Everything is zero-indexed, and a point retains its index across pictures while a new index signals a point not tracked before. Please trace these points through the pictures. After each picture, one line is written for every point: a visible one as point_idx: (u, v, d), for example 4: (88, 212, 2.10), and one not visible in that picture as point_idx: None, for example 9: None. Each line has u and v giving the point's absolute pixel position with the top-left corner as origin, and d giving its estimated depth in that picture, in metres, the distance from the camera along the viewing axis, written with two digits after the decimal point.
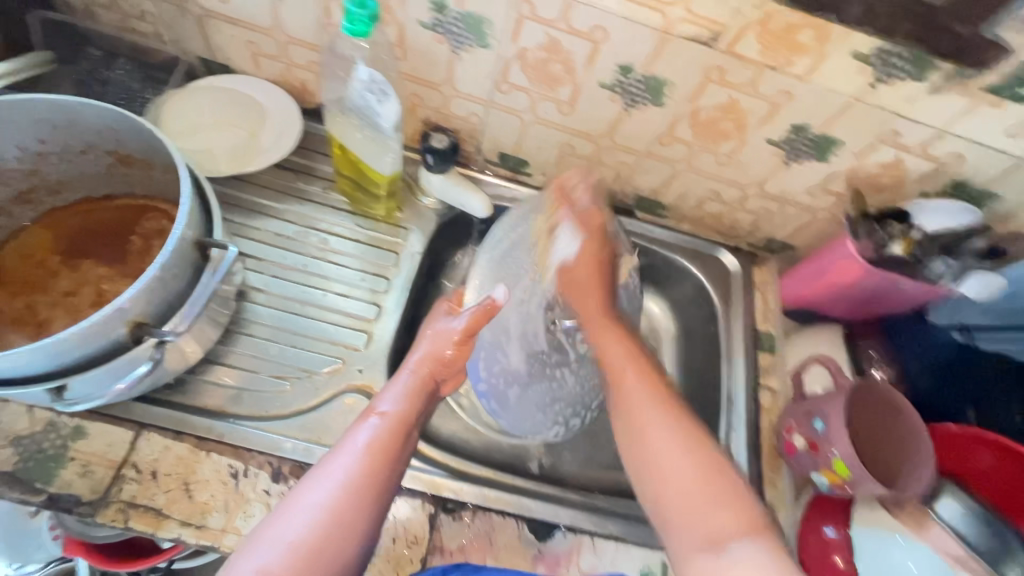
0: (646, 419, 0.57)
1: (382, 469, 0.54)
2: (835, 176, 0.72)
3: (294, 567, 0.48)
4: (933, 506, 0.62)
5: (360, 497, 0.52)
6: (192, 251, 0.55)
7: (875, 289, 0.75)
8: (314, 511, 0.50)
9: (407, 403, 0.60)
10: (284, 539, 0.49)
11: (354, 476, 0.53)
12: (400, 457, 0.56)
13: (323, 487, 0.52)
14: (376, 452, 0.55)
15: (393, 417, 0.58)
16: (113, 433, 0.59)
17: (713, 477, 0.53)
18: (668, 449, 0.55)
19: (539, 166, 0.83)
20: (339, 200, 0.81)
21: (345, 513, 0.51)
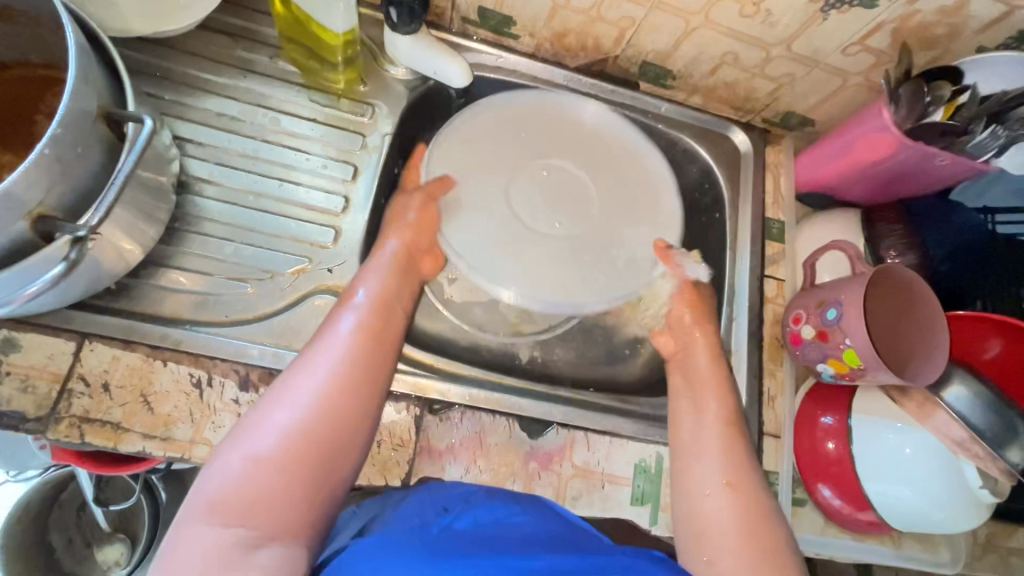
0: (710, 489, 0.54)
1: (365, 356, 0.54)
2: (880, 29, 0.61)
3: (283, 454, 0.46)
4: (940, 395, 0.59)
5: (349, 379, 0.52)
6: (96, 126, 0.44)
7: (908, 164, 0.66)
8: (305, 397, 0.49)
9: (379, 291, 0.59)
10: (277, 421, 0.48)
11: (342, 355, 0.53)
12: (383, 347, 0.56)
13: (310, 376, 0.51)
14: (358, 338, 0.54)
15: (371, 312, 0.57)
16: (51, 344, 0.52)
17: (747, 515, 0.52)
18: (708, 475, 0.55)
19: (527, 27, 0.70)
20: (288, 70, 0.68)
21: (344, 394, 0.51)
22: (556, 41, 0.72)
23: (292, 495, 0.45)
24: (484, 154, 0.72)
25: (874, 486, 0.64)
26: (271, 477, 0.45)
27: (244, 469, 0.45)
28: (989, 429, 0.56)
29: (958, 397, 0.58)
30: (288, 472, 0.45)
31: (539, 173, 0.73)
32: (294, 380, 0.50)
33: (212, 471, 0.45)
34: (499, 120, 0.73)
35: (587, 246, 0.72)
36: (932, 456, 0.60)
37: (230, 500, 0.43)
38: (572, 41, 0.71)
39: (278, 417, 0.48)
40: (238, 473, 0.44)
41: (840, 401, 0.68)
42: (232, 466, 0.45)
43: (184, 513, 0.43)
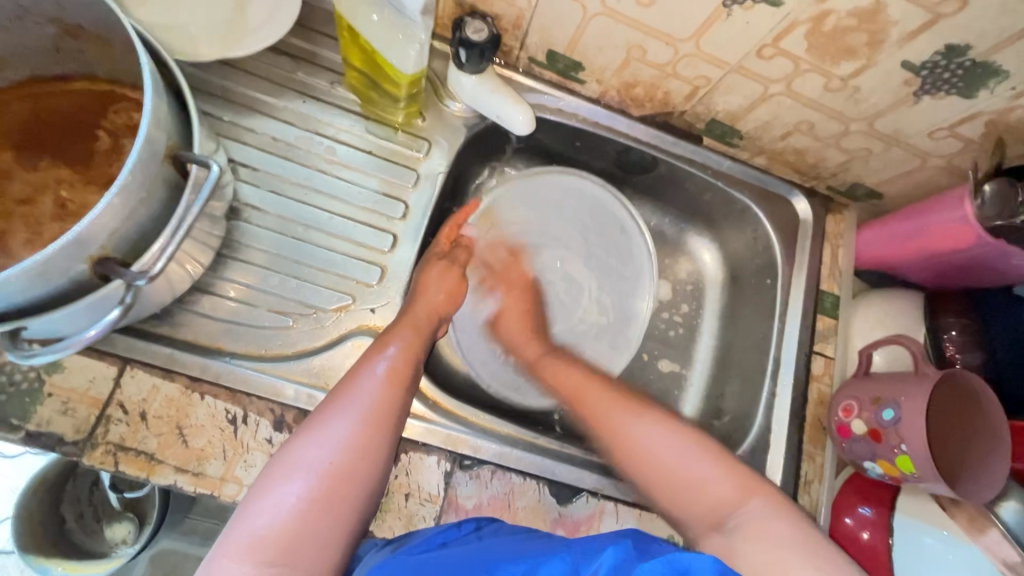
0: (667, 465, 0.55)
1: (397, 395, 0.53)
2: (973, 119, 0.57)
3: (319, 497, 0.45)
4: (996, 510, 0.58)
5: (382, 419, 0.51)
6: (162, 167, 0.43)
7: (982, 258, 0.63)
8: (341, 440, 0.48)
9: (410, 332, 0.58)
10: (314, 461, 0.47)
11: (375, 396, 0.51)
12: (413, 387, 0.55)
13: (344, 417, 0.50)
14: (391, 379, 0.53)
15: (406, 350, 0.56)
16: (93, 367, 0.52)
17: (704, 453, 0.55)
18: (664, 446, 0.56)
19: (596, 74, 0.67)
20: (347, 98, 0.66)
21: (376, 435, 0.50)
22: (623, 90, 0.69)
23: (328, 537, 0.45)
24: (498, 248, 0.76)
25: None
26: (308, 519, 0.44)
27: (284, 510, 0.44)
28: None
29: (1013, 514, 0.58)
30: (326, 516, 0.45)
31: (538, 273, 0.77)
32: (330, 421, 0.49)
33: (254, 508, 0.44)
34: (522, 216, 0.77)
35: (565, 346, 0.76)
36: (972, 566, 0.58)
37: (272, 539, 0.43)
38: (640, 91, 0.68)
39: (315, 457, 0.47)
40: (280, 516, 0.44)
41: (879, 494, 0.65)
42: (272, 508, 0.44)
43: (219, 549, 0.42)
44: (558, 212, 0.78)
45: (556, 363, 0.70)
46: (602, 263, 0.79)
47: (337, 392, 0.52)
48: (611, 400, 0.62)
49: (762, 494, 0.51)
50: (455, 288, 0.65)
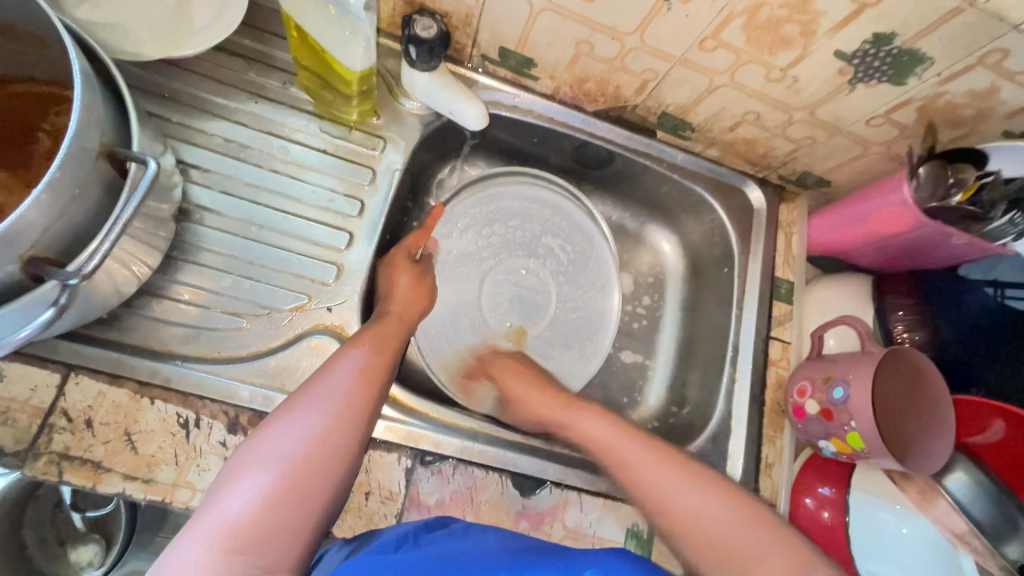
0: (687, 512, 0.50)
1: (369, 392, 0.52)
2: (906, 105, 0.59)
3: (289, 487, 0.44)
4: (943, 483, 0.60)
5: (354, 412, 0.50)
6: (97, 165, 0.42)
7: (923, 241, 0.66)
8: (311, 432, 0.47)
9: (382, 331, 0.58)
10: (281, 451, 0.45)
11: (347, 390, 0.51)
12: (386, 383, 0.54)
13: (313, 409, 0.48)
14: (364, 376, 0.52)
15: (381, 348, 0.56)
16: (35, 375, 0.51)
17: (736, 508, 0.49)
18: (703, 510, 0.49)
19: (548, 70, 0.68)
20: (301, 98, 0.66)
21: (348, 428, 0.49)
22: (576, 86, 0.70)
23: (298, 528, 0.43)
24: (466, 251, 0.77)
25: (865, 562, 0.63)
26: (276, 510, 0.43)
27: (250, 500, 0.43)
28: (990, 524, 0.57)
29: (959, 486, 0.59)
30: (297, 504, 0.44)
31: (503, 274, 0.78)
32: (299, 413, 0.48)
33: (220, 501, 0.43)
34: (488, 218, 0.78)
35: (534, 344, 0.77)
36: (922, 537, 0.61)
37: (238, 530, 0.41)
38: (592, 86, 0.69)
39: (285, 446, 0.46)
40: (246, 506, 0.42)
41: (837, 474, 0.67)
42: (238, 497, 0.43)
43: (182, 538, 0.41)
44: (523, 216, 0.80)
45: (581, 413, 0.61)
46: (570, 263, 0.81)
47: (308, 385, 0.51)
48: (637, 448, 0.56)
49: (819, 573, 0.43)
50: (417, 286, 0.64)
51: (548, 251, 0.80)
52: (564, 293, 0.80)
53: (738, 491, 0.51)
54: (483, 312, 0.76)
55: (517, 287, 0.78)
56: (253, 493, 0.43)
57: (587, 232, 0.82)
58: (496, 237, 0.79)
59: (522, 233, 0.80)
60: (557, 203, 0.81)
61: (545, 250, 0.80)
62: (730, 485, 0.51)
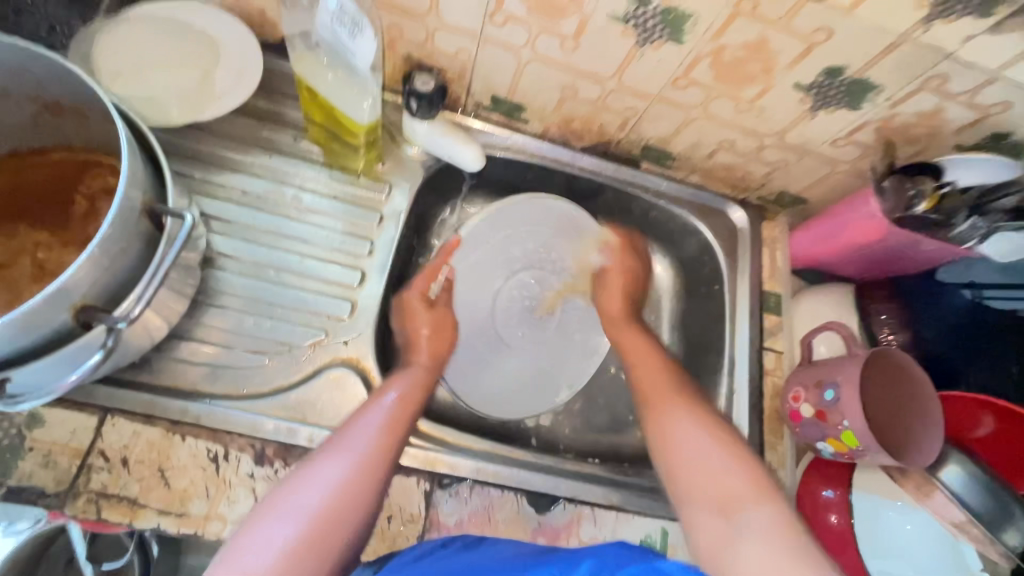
0: (681, 450, 0.58)
1: (393, 443, 0.55)
2: (865, 127, 0.65)
3: (313, 540, 0.47)
4: (938, 475, 0.62)
5: (376, 466, 0.52)
6: (140, 221, 0.47)
7: (896, 249, 0.71)
8: (335, 484, 0.50)
9: (408, 388, 0.61)
10: (304, 504, 0.49)
11: (372, 445, 0.54)
12: (406, 434, 0.57)
13: (338, 461, 0.52)
14: (387, 428, 0.56)
15: (405, 399, 0.60)
16: (74, 419, 0.54)
17: (724, 445, 0.57)
18: (700, 449, 0.57)
19: (537, 112, 0.74)
20: (312, 150, 0.72)
21: (370, 482, 0.51)
22: (564, 125, 0.76)
23: None
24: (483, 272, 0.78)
25: (875, 562, 0.65)
26: (296, 561, 0.46)
27: (273, 550, 0.46)
28: (987, 513, 0.59)
29: (956, 477, 0.61)
30: (318, 557, 0.47)
31: (516, 287, 0.80)
32: (323, 464, 0.51)
33: (242, 548, 0.46)
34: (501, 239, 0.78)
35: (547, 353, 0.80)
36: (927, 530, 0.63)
37: None
38: (579, 125, 0.76)
39: (311, 498, 0.49)
40: (268, 556, 0.45)
41: (839, 475, 0.70)
42: (261, 547, 0.46)
43: None
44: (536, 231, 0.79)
45: (626, 328, 0.75)
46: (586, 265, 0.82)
47: (334, 438, 0.55)
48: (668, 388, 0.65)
49: (770, 497, 0.51)
50: (440, 323, 0.71)
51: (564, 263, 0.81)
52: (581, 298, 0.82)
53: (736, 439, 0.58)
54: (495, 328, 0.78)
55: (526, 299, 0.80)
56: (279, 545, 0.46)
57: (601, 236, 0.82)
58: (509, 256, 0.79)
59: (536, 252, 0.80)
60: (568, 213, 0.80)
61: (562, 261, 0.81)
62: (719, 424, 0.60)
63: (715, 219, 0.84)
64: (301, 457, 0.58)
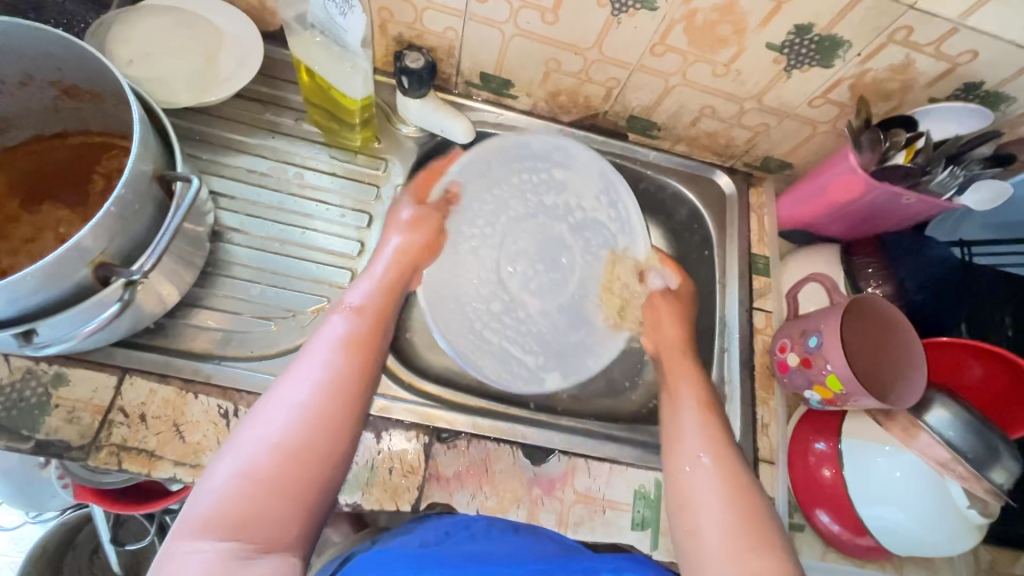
0: (691, 504, 0.55)
1: (359, 361, 0.54)
2: (839, 84, 0.67)
3: (280, 466, 0.46)
4: (924, 418, 0.62)
5: (342, 391, 0.51)
6: (151, 185, 0.51)
7: (878, 203, 0.72)
8: (304, 409, 0.49)
9: (369, 305, 0.61)
10: (266, 435, 0.48)
11: (324, 369, 0.52)
12: (371, 355, 0.56)
13: (304, 386, 0.51)
14: (343, 349, 0.55)
15: (358, 317, 0.59)
16: (95, 379, 0.58)
17: (736, 509, 0.53)
18: (706, 503, 0.55)
19: (524, 88, 0.77)
20: (311, 131, 0.76)
21: (333, 407, 0.50)
22: (551, 100, 0.79)
23: (283, 513, 0.45)
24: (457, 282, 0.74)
25: (869, 510, 0.66)
26: (263, 492, 0.45)
27: (235, 480, 0.45)
28: (972, 450, 0.60)
29: (940, 419, 0.61)
30: (273, 493, 0.45)
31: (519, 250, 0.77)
32: (283, 389, 0.51)
33: (210, 482, 0.45)
34: (516, 344, 0.74)
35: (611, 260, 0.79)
36: (918, 476, 0.63)
37: (225, 515, 0.43)
38: (565, 99, 0.79)
39: (278, 425, 0.48)
40: (230, 490, 0.45)
41: (829, 427, 0.71)
42: (226, 476, 0.45)
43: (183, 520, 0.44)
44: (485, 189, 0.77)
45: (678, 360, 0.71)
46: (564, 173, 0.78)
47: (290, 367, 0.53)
48: (714, 438, 0.60)
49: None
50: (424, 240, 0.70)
51: (535, 195, 0.78)
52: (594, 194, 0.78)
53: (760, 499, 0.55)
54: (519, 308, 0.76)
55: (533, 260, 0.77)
56: (231, 476, 0.45)
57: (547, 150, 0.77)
58: (494, 319, 0.75)
59: (529, 193, 0.78)
60: (487, 159, 0.75)
61: (532, 196, 0.78)
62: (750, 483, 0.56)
63: (703, 187, 0.86)
64: None
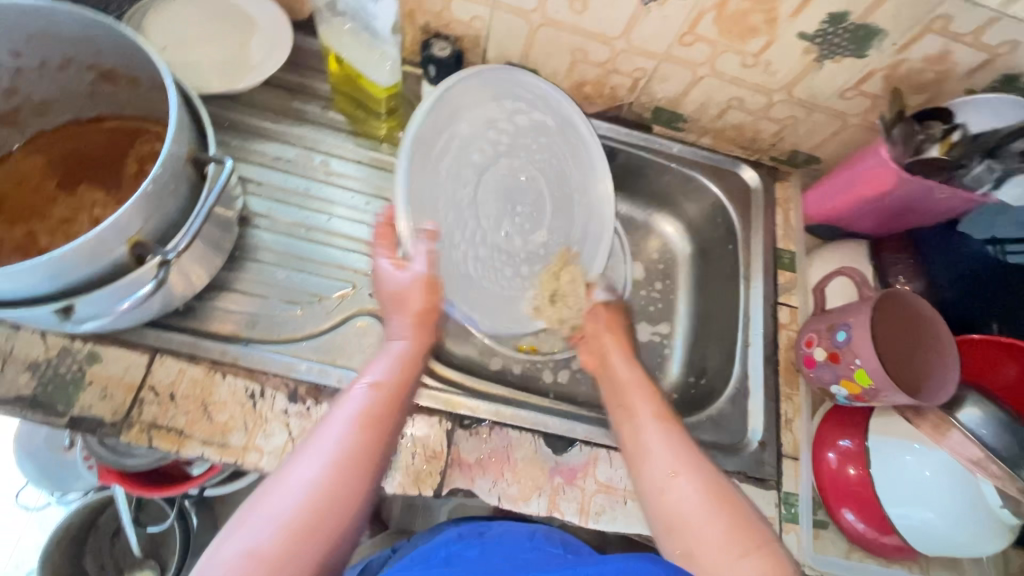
0: (670, 515, 0.51)
1: (373, 442, 0.48)
2: (872, 76, 0.66)
3: (280, 551, 0.40)
4: (956, 416, 0.60)
5: (364, 465, 0.46)
6: (186, 167, 0.52)
7: (909, 198, 0.71)
8: (313, 489, 0.44)
9: (395, 373, 0.56)
10: (274, 513, 0.42)
11: (349, 438, 0.47)
12: (392, 429, 0.51)
13: (313, 464, 0.45)
14: (367, 424, 0.49)
15: (385, 385, 0.53)
16: (127, 357, 0.59)
17: (714, 501, 0.50)
18: (686, 506, 0.51)
19: (550, 78, 0.77)
20: (337, 119, 0.76)
21: (352, 486, 0.45)
22: (576, 90, 0.79)
23: None
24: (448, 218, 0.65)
25: (896, 509, 0.65)
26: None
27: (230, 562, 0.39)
28: (1006, 450, 0.58)
29: (972, 417, 0.59)
30: None
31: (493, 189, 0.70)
32: (292, 470, 0.45)
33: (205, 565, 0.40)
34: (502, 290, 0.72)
35: (571, 181, 0.75)
36: (946, 479, 0.61)
37: None
38: (590, 90, 0.78)
39: (279, 507, 0.42)
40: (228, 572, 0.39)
41: (854, 424, 0.70)
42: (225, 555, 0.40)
43: None
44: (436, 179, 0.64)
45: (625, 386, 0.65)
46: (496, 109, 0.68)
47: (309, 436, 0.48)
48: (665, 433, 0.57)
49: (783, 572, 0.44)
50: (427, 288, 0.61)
51: (471, 151, 0.67)
52: (532, 116, 0.71)
53: (734, 496, 0.51)
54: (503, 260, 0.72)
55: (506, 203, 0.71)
56: (232, 559, 0.39)
57: (471, 92, 0.65)
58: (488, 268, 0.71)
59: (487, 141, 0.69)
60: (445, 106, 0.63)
61: (467, 165, 0.67)
62: (714, 474, 0.53)
63: (728, 180, 0.85)
64: (331, 395, 0.62)
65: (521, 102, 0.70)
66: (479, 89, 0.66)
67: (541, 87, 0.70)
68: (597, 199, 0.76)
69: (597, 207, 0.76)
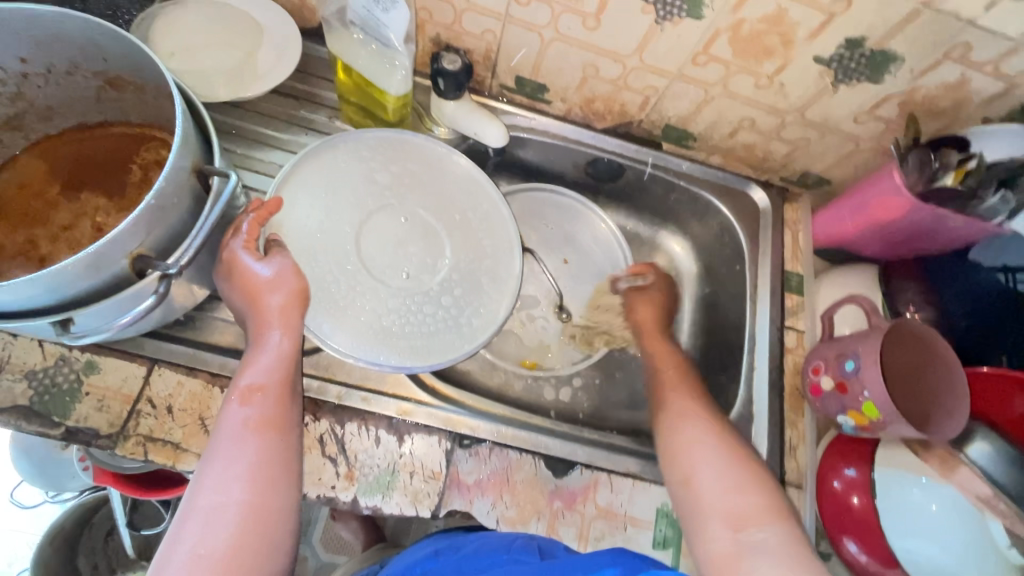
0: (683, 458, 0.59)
1: (275, 447, 0.49)
2: (887, 101, 0.65)
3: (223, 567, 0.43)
4: (964, 450, 0.62)
5: (267, 477, 0.47)
6: (190, 180, 0.51)
7: (921, 225, 0.70)
8: (238, 507, 0.46)
9: (277, 370, 0.52)
10: (194, 548, 0.43)
11: (244, 456, 0.47)
12: (290, 431, 0.51)
13: (214, 487, 0.46)
14: (258, 435, 0.49)
15: (266, 388, 0.51)
16: (125, 368, 0.58)
17: (730, 454, 0.58)
18: (699, 453, 0.59)
19: (559, 93, 0.77)
20: (343, 129, 0.75)
21: (260, 500, 0.46)
22: (586, 106, 0.78)
23: None
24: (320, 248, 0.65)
25: (900, 542, 0.63)
26: None
27: None
28: (1013, 486, 0.59)
29: (982, 453, 0.61)
30: None
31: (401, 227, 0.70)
32: (203, 494, 0.46)
33: None
34: (408, 330, 0.66)
35: (474, 227, 0.72)
36: (953, 509, 0.61)
37: None
38: (600, 105, 0.77)
39: (206, 533, 0.44)
40: None
41: (860, 453, 0.69)
42: None
43: None
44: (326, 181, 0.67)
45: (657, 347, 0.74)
46: (354, 159, 0.69)
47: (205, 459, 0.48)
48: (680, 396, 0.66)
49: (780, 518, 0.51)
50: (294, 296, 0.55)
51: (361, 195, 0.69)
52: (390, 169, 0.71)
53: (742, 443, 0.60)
54: (417, 305, 0.67)
55: (421, 244, 0.70)
56: None
57: (343, 149, 0.68)
58: (395, 314, 0.66)
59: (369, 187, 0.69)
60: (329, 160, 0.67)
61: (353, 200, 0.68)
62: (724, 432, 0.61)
63: (737, 200, 0.84)
64: (329, 411, 0.61)
65: (370, 152, 0.69)
66: (344, 149, 0.68)
67: (381, 136, 0.70)
68: (501, 231, 0.72)
69: (504, 230, 0.72)
